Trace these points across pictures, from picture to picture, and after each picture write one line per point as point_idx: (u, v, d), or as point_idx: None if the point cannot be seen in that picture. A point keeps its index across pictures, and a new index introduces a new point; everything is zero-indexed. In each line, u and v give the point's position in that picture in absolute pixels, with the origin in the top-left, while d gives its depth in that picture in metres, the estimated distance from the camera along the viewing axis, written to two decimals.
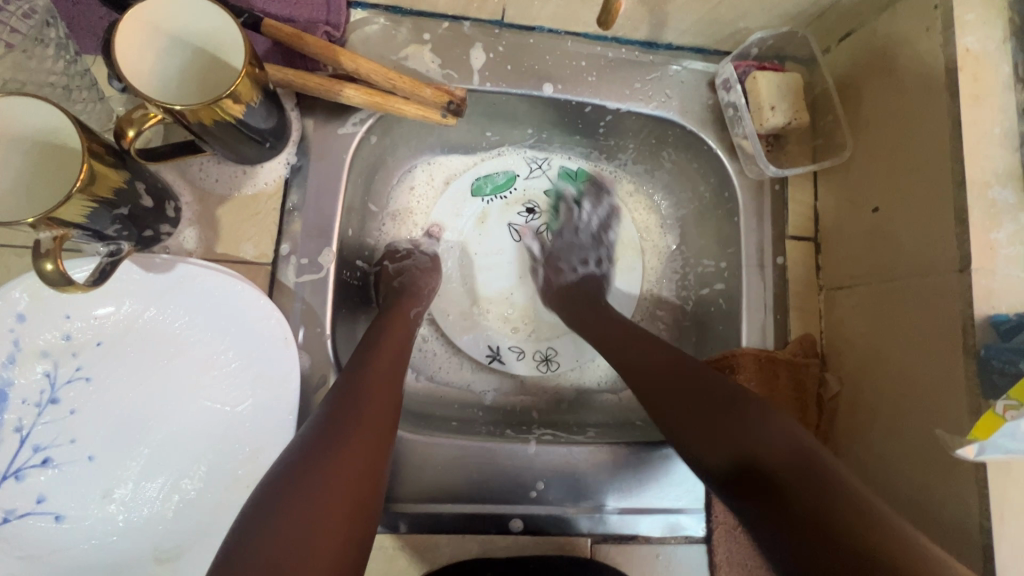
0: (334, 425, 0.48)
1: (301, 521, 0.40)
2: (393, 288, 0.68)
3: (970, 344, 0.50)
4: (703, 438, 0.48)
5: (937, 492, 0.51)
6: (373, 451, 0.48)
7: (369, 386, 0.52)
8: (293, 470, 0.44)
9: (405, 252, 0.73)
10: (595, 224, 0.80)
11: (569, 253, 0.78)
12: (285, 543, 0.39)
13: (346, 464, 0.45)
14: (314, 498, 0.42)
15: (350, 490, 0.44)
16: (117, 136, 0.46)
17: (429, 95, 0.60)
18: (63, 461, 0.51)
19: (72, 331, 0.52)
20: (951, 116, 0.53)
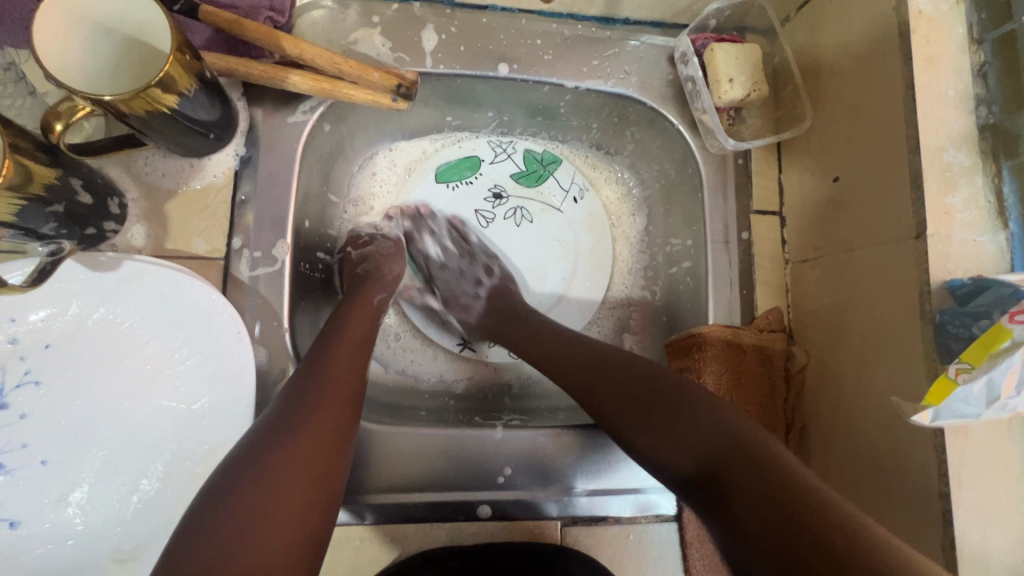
0: (288, 416, 0.47)
1: (245, 518, 0.40)
2: (357, 276, 0.65)
3: (927, 311, 0.49)
4: (654, 431, 0.48)
5: (899, 460, 0.51)
6: (331, 437, 0.47)
7: (328, 375, 0.51)
8: (241, 465, 0.43)
9: (369, 237, 0.71)
10: (570, 201, 0.79)
11: (543, 229, 0.78)
12: (225, 544, 0.38)
13: (299, 456, 0.44)
14: (261, 493, 0.41)
15: (300, 481, 0.43)
16: (43, 130, 0.44)
17: (377, 78, 0.58)
18: (15, 467, 0.50)
19: (18, 334, 0.51)
20: (905, 80, 0.52)
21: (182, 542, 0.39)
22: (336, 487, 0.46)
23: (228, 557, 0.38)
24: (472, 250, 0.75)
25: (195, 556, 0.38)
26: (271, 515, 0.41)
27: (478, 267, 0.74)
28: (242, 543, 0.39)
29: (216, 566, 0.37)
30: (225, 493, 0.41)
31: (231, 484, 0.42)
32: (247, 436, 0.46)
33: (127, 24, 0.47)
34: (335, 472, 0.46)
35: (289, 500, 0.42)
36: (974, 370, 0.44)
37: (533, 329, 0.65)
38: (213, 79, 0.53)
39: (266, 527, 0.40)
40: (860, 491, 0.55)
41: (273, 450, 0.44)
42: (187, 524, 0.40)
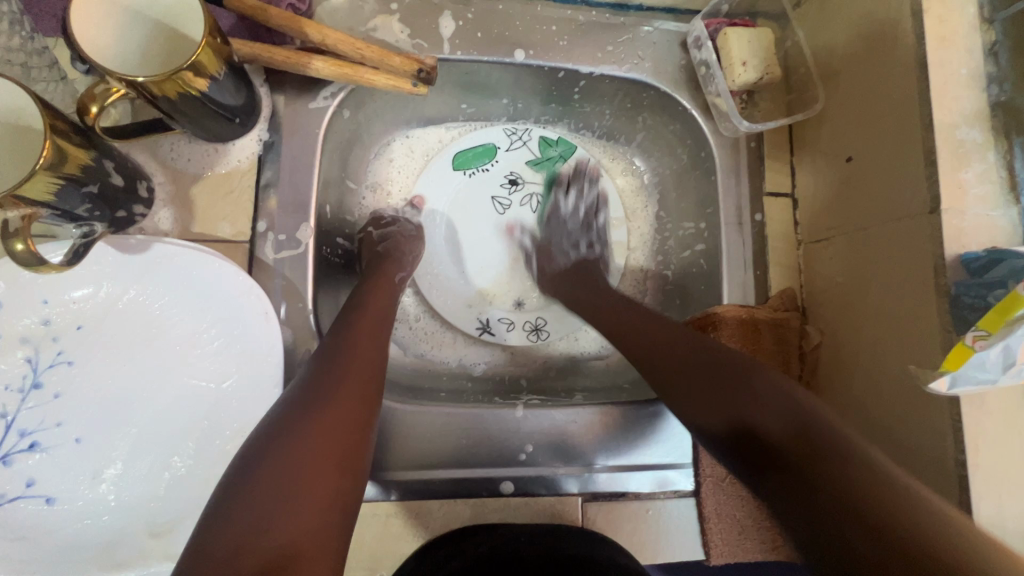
0: (315, 387, 0.49)
1: (281, 482, 0.42)
2: (377, 253, 0.67)
3: (942, 284, 0.50)
4: (700, 404, 0.50)
5: (915, 431, 0.52)
6: (359, 407, 0.49)
7: (351, 348, 0.53)
8: (272, 433, 0.45)
9: (390, 219, 0.72)
10: (582, 210, 0.79)
11: (558, 236, 0.77)
12: (265, 505, 0.40)
13: (327, 423, 0.46)
14: (293, 458, 0.43)
15: (332, 447, 0.45)
16: (80, 113, 0.45)
17: (398, 63, 0.59)
18: (50, 445, 0.51)
19: (51, 316, 0.52)
20: (918, 59, 0.53)
21: (221, 506, 0.41)
22: (363, 455, 0.48)
23: (267, 517, 0.40)
24: (590, 223, 0.78)
25: (233, 516, 0.40)
26: (305, 478, 0.43)
27: (580, 237, 0.77)
28: (281, 504, 0.41)
29: (257, 526, 0.39)
30: (262, 454, 0.43)
31: (264, 450, 0.44)
32: (275, 408, 0.48)
33: (156, 9, 0.48)
34: (362, 439, 0.48)
35: (321, 465, 0.44)
36: (990, 336, 0.45)
37: (603, 299, 0.68)
38: (238, 65, 0.54)
39: (303, 489, 0.42)
40: None
41: (303, 418, 0.46)
42: (221, 494, 0.42)
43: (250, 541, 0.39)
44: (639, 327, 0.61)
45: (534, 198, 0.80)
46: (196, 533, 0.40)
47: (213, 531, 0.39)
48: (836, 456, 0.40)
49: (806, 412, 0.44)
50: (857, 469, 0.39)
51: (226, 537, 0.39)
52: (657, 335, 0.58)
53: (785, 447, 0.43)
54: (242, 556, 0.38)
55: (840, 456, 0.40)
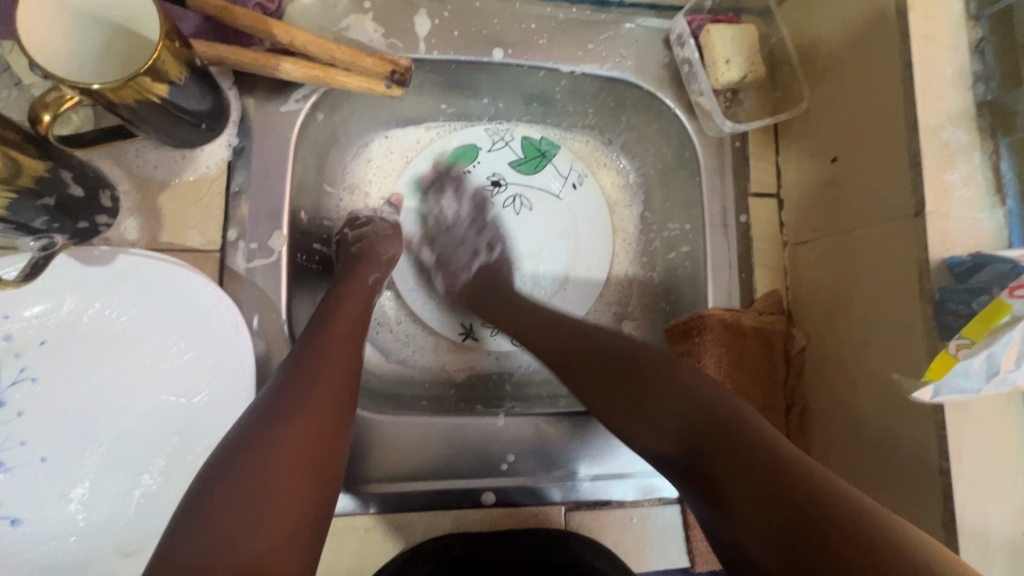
0: (283, 398, 0.48)
1: (247, 499, 0.41)
2: (351, 255, 0.65)
3: (926, 289, 0.49)
4: (630, 419, 0.47)
5: (899, 437, 0.51)
6: (329, 417, 0.49)
7: (321, 356, 0.52)
8: (238, 447, 0.44)
9: (365, 220, 0.70)
10: (465, 214, 0.76)
11: (451, 245, 0.74)
12: (228, 524, 0.40)
13: (295, 433, 0.46)
14: (260, 471, 0.43)
15: (298, 459, 0.45)
16: (32, 121, 0.43)
17: (371, 65, 0.58)
18: (13, 464, 0.50)
19: (12, 332, 0.50)
20: (903, 57, 0.52)
21: (185, 524, 0.40)
22: (332, 468, 0.47)
23: (230, 538, 0.40)
24: (484, 222, 0.76)
25: (198, 531, 0.40)
26: (271, 494, 0.42)
27: (483, 235, 0.75)
28: (245, 523, 0.40)
29: (220, 546, 0.39)
30: (228, 468, 0.43)
31: (231, 466, 0.43)
32: (243, 419, 0.48)
33: (113, 11, 0.46)
34: (333, 449, 0.48)
35: (288, 481, 0.44)
36: (974, 345, 0.45)
37: (508, 306, 0.66)
38: (203, 69, 0.52)
39: (269, 506, 0.42)
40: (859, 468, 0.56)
41: (270, 432, 0.45)
42: (190, 505, 0.42)
43: (213, 560, 0.39)
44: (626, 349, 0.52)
45: (519, 199, 0.78)
46: (160, 549, 0.40)
47: (175, 551, 0.39)
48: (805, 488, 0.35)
49: (710, 408, 0.42)
50: (787, 470, 0.36)
51: (189, 557, 0.39)
52: (601, 355, 0.53)
53: (730, 469, 0.38)
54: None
55: (824, 491, 0.34)
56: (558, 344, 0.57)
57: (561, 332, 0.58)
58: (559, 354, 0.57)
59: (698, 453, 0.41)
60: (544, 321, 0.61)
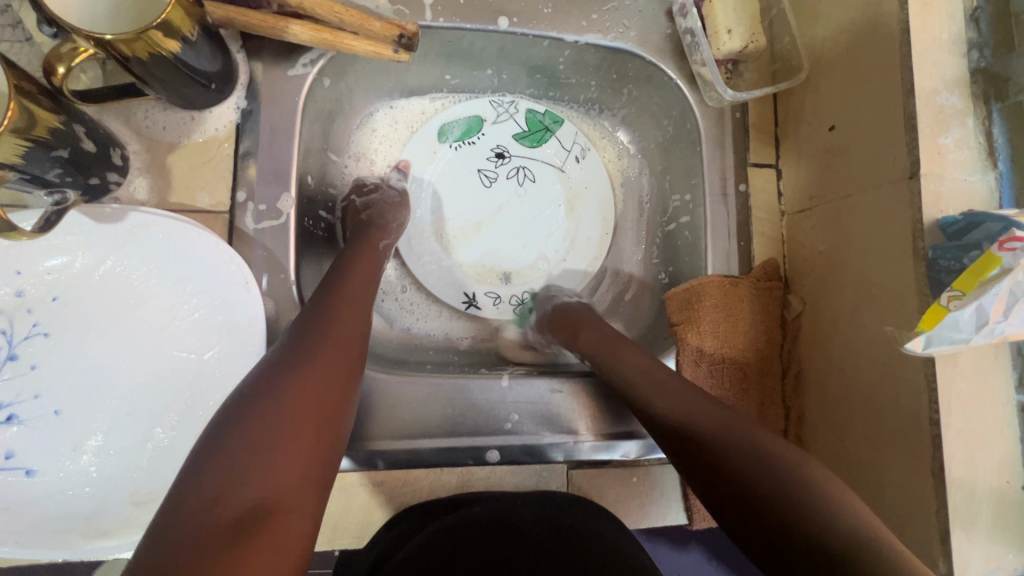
0: (295, 349, 0.50)
1: (260, 439, 0.44)
2: (361, 222, 0.67)
3: (919, 248, 0.51)
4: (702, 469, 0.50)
5: (892, 393, 0.53)
6: (339, 370, 0.51)
7: (332, 311, 0.54)
8: (250, 396, 0.46)
9: (372, 185, 0.71)
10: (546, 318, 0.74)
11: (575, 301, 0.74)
12: (242, 460, 0.42)
13: (307, 384, 0.48)
14: (273, 417, 0.45)
15: (309, 409, 0.47)
16: (47, 73, 0.44)
17: (378, 28, 0.58)
18: (28, 417, 0.51)
19: (25, 286, 0.51)
20: (900, 23, 0.53)
21: (200, 459, 0.42)
22: (341, 415, 0.49)
23: (243, 475, 0.42)
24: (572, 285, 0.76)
25: (211, 469, 0.42)
26: (282, 436, 0.44)
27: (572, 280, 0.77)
28: (257, 460, 0.43)
29: (234, 480, 0.41)
30: (243, 412, 0.45)
31: (244, 408, 0.45)
32: (257, 367, 0.50)
33: None
34: (342, 403, 0.50)
35: (298, 425, 0.46)
36: (964, 297, 0.46)
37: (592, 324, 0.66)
38: (213, 29, 0.52)
39: (280, 447, 0.44)
40: (852, 426, 0.58)
41: (282, 379, 0.47)
42: (204, 445, 0.43)
43: (226, 492, 0.41)
44: (659, 382, 0.56)
45: (524, 170, 0.79)
46: (179, 479, 0.42)
47: (192, 482, 0.41)
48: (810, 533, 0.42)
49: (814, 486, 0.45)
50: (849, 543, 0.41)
51: (204, 489, 0.41)
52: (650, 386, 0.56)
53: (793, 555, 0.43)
54: (218, 508, 0.40)
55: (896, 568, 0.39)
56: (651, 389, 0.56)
57: (657, 376, 0.57)
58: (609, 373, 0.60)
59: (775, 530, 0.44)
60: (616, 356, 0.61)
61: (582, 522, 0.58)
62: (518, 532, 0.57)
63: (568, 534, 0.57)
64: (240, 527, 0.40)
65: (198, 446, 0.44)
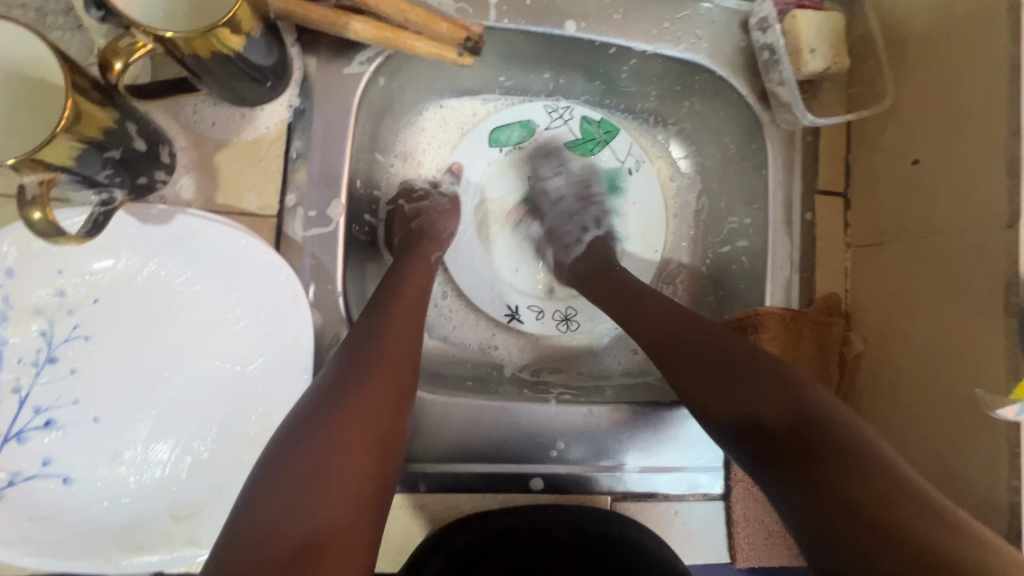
0: (348, 372, 0.48)
1: (315, 468, 0.42)
2: (412, 232, 0.65)
3: (1012, 303, 0.48)
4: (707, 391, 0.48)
5: (966, 451, 0.51)
6: (393, 394, 0.48)
7: (385, 333, 0.51)
8: (302, 425, 0.44)
9: (422, 193, 0.69)
10: (569, 188, 0.75)
11: (565, 219, 0.73)
12: (295, 493, 0.41)
13: (360, 409, 0.45)
14: (326, 447, 0.43)
15: (362, 434, 0.44)
16: (103, 68, 0.41)
17: (445, 30, 0.55)
18: (66, 423, 0.49)
19: (66, 287, 0.49)
20: (1010, 57, 0.49)
21: (255, 491, 0.41)
22: (396, 443, 0.47)
23: (296, 507, 0.40)
24: (590, 199, 0.75)
25: (264, 504, 0.40)
26: (338, 467, 0.42)
27: (576, 225, 0.73)
28: (312, 490, 0.41)
29: (288, 513, 0.40)
30: (295, 441, 0.43)
31: (298, 435, 0.43)
32: (310, 390, 0.48)
33: None
34: (397, 424, 0.47)
35: (353, 454, 0.43)
36: None
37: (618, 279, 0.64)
38: (272, 23, 0.49)
39: (335, 477, 0.42)
40: None
41: (336, 404, 0.45)
42: (257, 478, 0.42)
43: (281, 526, 0.39)
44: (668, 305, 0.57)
45: (591, 180, 0.76)
46: (234, 513, 0.41)
47: (247, 517, 0.40)
48: (795, 428, 0.42)
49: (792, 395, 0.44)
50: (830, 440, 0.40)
51: (260, 523, 0.39)
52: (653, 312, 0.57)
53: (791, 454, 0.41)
54: (274, 541, 0.39)
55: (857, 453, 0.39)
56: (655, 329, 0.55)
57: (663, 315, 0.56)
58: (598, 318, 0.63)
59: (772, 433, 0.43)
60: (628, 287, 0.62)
61: (622, 529, 0.56)
62: (548, 538, 0.57)
63: (610, 545, 0.56)
64: (298, 562, 0.38)
65: (250, 477, 0.42)
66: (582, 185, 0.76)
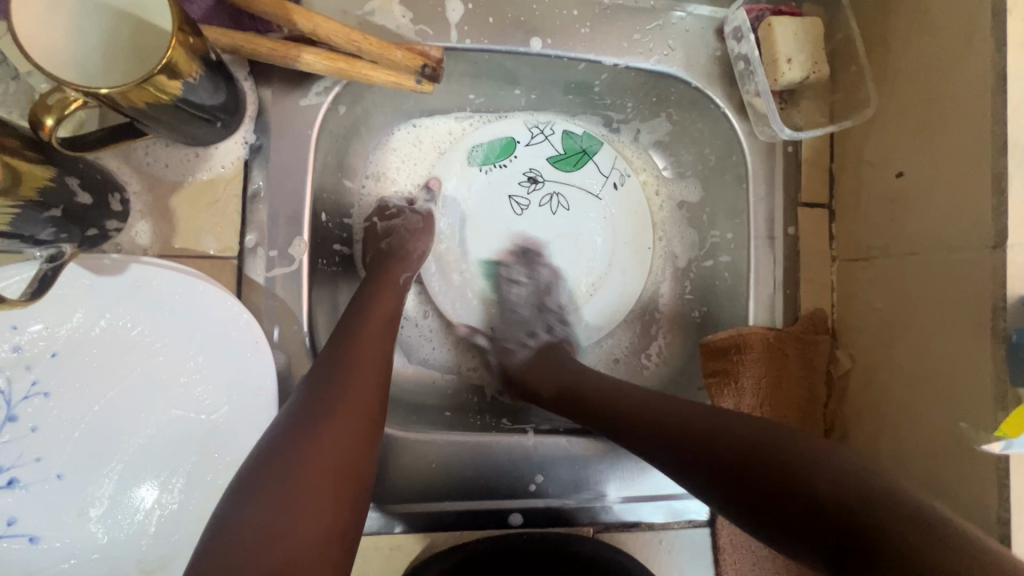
0: (312, 405, 0.46)
1: (294, 480, 0.41)
2: (380, 251, 0.64)
3: (1000, 328, 0.46)
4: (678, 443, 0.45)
5: (953, 480, 0.49)
6: (359, 425, 0.46)
7: (351, 364, 0.49)
8: (261, 467, 0.42)
9: (395, 210, 0.68)
10: (529, 296, 0.71)
11: (512, 332, 0.70)
12: (254, 542, 0.38)
13: (323, 446, 0.43)
14: (286, 491, 0.41)
15: (327, 476, 0.42)
16: (32, 126, 0.39)
17: (400, 58, 0.53)
18: (30, 482, 0.48)
19: (22, 343, 0.48)
20: (994, 67, 0.46)
21: (234, 504, 0.40)
22: (365, 474, 0.45)
23: (256, 556, 0.38)
24: (548, 305, 0.71)
25: (222, 555, 0.38)
26: (306, 504, 0.41)
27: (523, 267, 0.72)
28: (274, 536, 0.39)
29: (249, 562, 0.38)
30: (252, 488, 0.41)
31: (258, 482, 0.41)
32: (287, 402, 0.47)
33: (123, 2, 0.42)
34: (364, 457, 0.45)
35: (321, 487, 0.42)
36: None
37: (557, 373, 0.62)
38: (217, 61, 0.47)
39: (299, 520, 0.40)
40: None
41: (298, 441, 0.43)
42: (218, 526, 0.40)
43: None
44: (539, 359, 0.65)
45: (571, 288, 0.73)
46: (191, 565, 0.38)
47: (206, 567, 0.38)
48: (792, 461, 0.39)
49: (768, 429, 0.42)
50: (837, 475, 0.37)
51: (244, 532, 0.39)
52: (583, 387, 0.57)
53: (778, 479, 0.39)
54: None
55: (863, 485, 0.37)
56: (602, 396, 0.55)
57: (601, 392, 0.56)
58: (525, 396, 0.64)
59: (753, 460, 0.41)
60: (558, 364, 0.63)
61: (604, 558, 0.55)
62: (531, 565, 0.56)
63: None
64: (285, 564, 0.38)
65: (208, 525, 0.40)
66: (543, 289, 0.72)
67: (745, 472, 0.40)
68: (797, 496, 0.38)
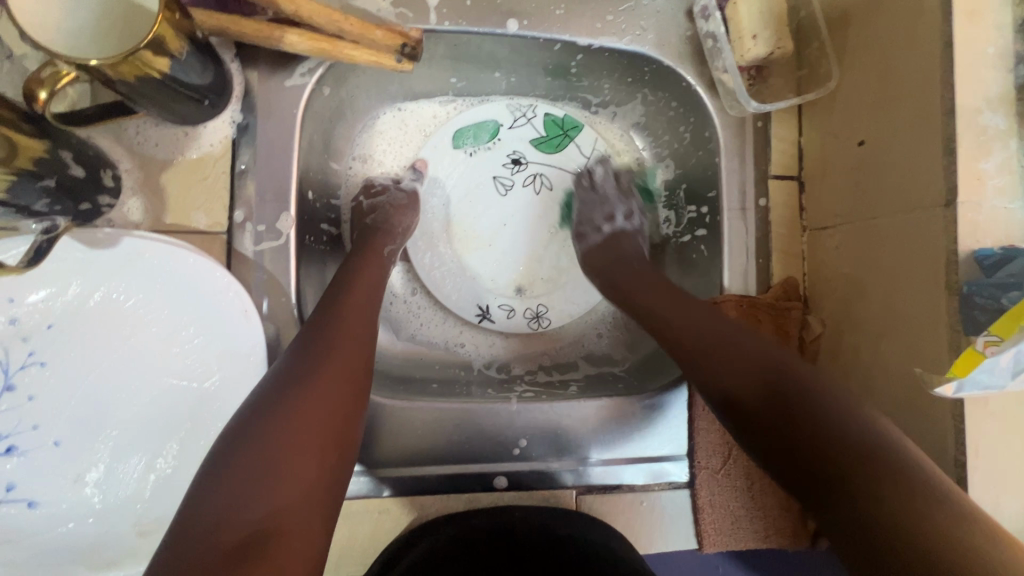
0: (299, 363, 0.48)
1: (252, 477, 0.41)
2: (367, 226, 0.66)
3: (953, 281, 0.48)
4: (729, 369, 0.49)
5: (913, 429, 0.51)
6: (346, 383, 0.48)
7: (337, 328, 0.51)
8: (249, 419, 0.44)
9: (381, 188, 0.70)
10: (611, 178, 0.74)
11: (592, 209, 0.73)
12: (238, 487, 0.40)
13: (312, 400, 0.45)
14: (274, 441, 0.43)
15: (313, 429, 0.44)
16: (26, 98, 0.41)
17: (381, 37, 0.56)
18: (28, 448, 0.49)
19: (18, 315, 0.49)
20: (943, 35, 0.49)
21: (201, 487, 0.40)
22: (352, 430, 0.48)
23: (244, 499, 0.40)
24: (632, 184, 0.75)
25: (212, 497, 0.40)
26: (291, 455, 0.42)
27: (603, 211, 0.72)
28: (260, 483, 0.41)
29: (235, 504, 0.40)
30: (240, 437, 0.43)
31: (246, 431, 0.43)
32: (248, 399, 0.46)
33: None
34: (351, 414, 0.48)
35: (307, 439, 0.44)
36: (1003, 343, 0.44)
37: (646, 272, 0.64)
38: (205, 41, 0.49)
39: (285, 468, 0.42)
40: None
41: (286, 396, 0.45)
42: (206, 472, 0.42)
43: (230, 517, 0.39)
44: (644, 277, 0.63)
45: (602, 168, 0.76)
46: (181, 507, 0.40)
47: (195, 509, 0.40)
48: (814, 418, 0.43)
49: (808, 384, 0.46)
50: (850, 441, 0.42)
51: (235, 475, 0.41)
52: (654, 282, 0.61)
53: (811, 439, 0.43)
54: (221, 532, 0.38)
55: (882, 449, 0.41)
56: (691, 315, 0.55)
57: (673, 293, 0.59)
58: (610, 266, 0.67)
59: (789, 404, 0.45)
60: (639, 275, 0.64)
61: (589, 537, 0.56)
62: (517, 541, 0.57)
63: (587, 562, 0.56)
64: (244, 559, 0.38)
65: (199, 470, 0.42)
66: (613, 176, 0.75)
67: (769, 423, 0.45)
68: (836, 472, 0.41)
